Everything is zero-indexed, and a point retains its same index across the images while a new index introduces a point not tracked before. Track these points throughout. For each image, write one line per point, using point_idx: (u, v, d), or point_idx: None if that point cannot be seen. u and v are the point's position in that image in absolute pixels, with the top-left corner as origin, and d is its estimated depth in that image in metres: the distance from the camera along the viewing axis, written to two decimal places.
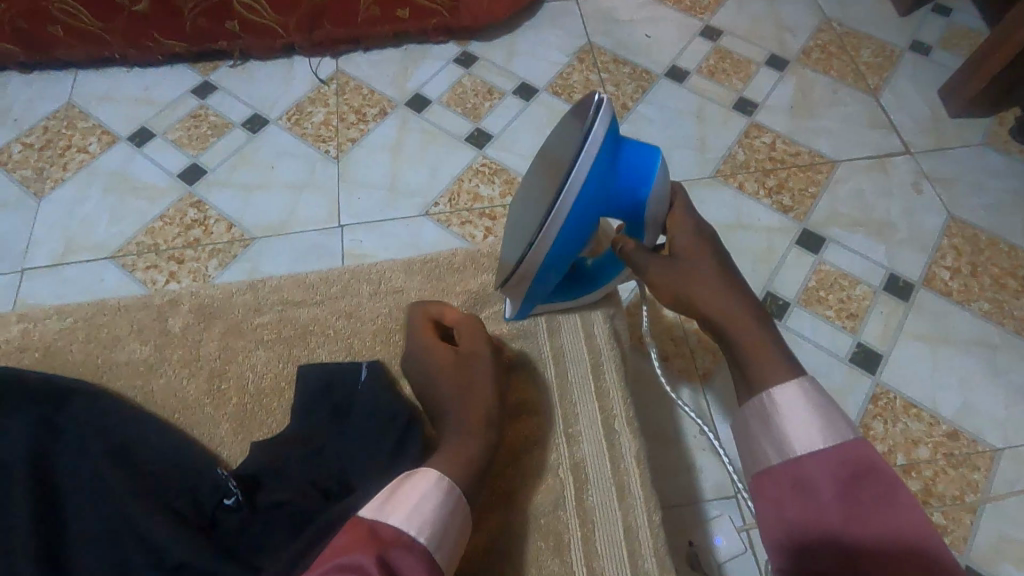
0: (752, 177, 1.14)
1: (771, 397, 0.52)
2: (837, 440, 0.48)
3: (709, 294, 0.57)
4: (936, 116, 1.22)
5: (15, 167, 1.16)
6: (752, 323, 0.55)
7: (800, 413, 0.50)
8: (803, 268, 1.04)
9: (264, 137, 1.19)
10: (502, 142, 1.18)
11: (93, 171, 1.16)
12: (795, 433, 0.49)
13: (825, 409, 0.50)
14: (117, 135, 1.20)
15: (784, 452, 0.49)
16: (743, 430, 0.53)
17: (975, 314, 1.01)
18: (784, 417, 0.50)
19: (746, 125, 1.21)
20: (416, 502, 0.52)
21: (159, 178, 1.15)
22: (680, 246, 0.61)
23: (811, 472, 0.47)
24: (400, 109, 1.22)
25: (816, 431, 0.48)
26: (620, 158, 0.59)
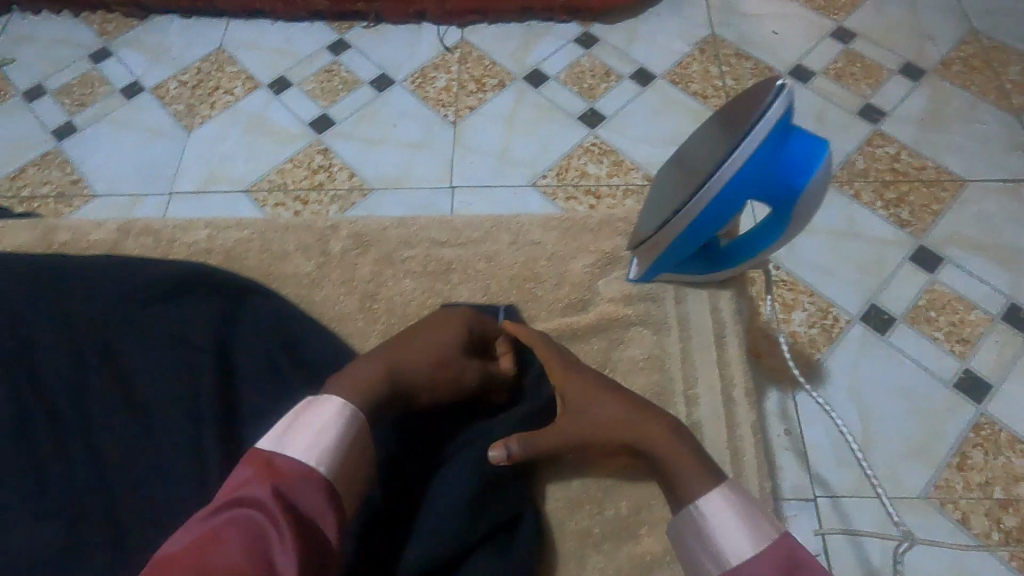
0: (871, 187, 1.10)
1: (697, 508, 0.55)
2: (763, 540, 0.52)
3: (602, 424, 0.62)
4: None
5: (171, 102, 1.29)
6: (663, 438, 0.60)
7: (728, 520, 0.54)
8: (914, 285, 1.01)
9: (389, 96, 1.26)
10: (615, 124, 1.20)
11: (236, 112, 1.27)
12: (728, 542, 0.53)
13: (747, 512, 0.54)
14: (260, 82, 1.30)
15: (719, 563, 0.53)
16: (679, 540, 0.57)
17: None
18: (715, 528, 0.54)
19: (870, 133, 1.16)
20: (313, 434, 0.54)
21: (292, 124, 1.24)
22: (569, 390, 0.64)
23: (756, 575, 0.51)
24: (518, 82, 1.26)
25: (744, 536, 0.52)
26: (788, 145, 0.54)
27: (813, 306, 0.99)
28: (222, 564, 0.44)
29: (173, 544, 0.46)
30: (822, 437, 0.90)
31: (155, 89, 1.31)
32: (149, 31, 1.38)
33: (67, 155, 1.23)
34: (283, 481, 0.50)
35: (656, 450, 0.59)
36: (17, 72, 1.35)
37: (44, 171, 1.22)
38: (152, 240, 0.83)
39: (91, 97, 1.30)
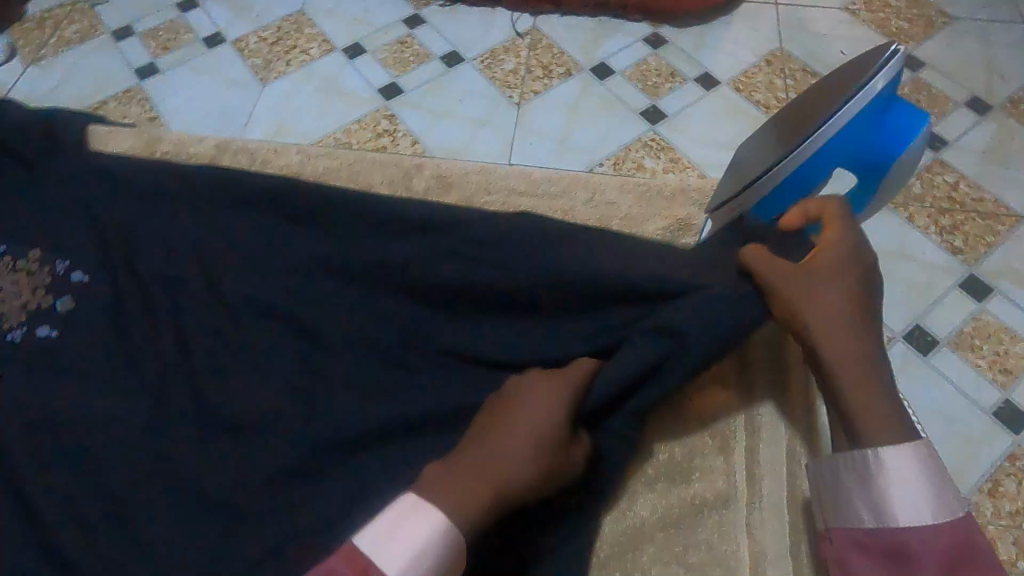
0: (925, 212, 1.11)
1: (878, 455, 0.47)
2: (946, 516, 0.46)
3: (837, 329, 0.49)
4: None
5: (249, 55, 1.34)
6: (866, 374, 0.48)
7: (910, 483, 0.46)
8: (961, 312, 1.01)
9: (458, 73, 1.30)
10: (675, 123, 1.22)
11: (310, 71, 1.31)
12: (901, 506, 0.46)
13: (937, 479, 0.46)
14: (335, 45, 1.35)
15: (879, 517, 0.47)
16: (832, 480, 0.50)
17: None
18: (890, 485, 0.46)
19: (931, 160, 1.16)
20: (417, 548, 0.43)
21: (362, 89, 1.28)
22: (822, 263, 0.50)
23: (917, 542, 0.45)
24: (584, 73, 1.29)
25: (925, 505, 0.45)
26: (887, 116, 0.56)
27: None
28: None
29: None
30: None
31: (236, 42, 1.36)
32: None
33: (148, 93, 1.29)
34: None
35: (860, 388, 0.48)
36: (108, 11, 1.42)
37: (125, 105, 1.28)
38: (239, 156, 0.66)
39: (175, 42, 1.36)
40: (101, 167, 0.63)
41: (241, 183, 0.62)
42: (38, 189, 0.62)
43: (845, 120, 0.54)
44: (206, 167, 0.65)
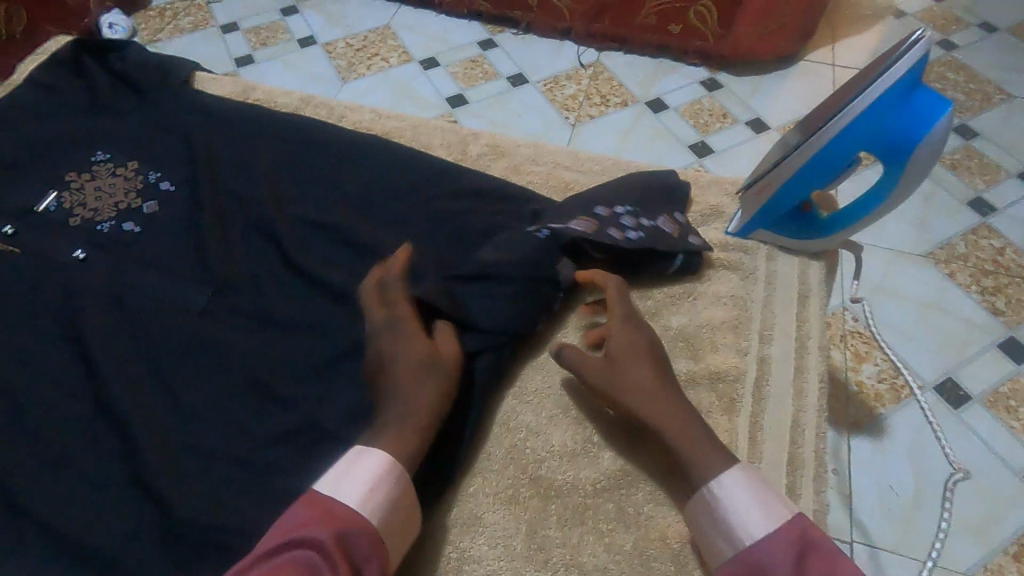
0: (967, 271, 1.10)
1: (711, 488, 0.50)
2: (778, 517, 0.47)
3: (645, 392, 0.54)
4: None
5: (335, 57, 1.47)
6: (682, 419, 0.53)
7: (741, 499, 0.48)
8: (997, 371, 0.98)
9: (521, 92, 1.39)
10: (722, 158, 1.27)
11: (387, 76, 1.43)
12: (739, 524, 0.48)
13: (763, 489, 0.49)
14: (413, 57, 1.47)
15: (733, 543, 0.48)
16: (695, 527, 0.51)
17: None
18: (726, 507, 0.49)
19: (977, 224, 1.16)
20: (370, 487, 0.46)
21: (432, 96, 1.39)
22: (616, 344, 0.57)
23: (763, 556, 0.46)
24: (639, 105, 1.36)
25: (756, 512, 0.48)
26: (902, 110, 0.50)
27: (885, 362, 0.98)
28: None
29: None
30: (870, 488, 0.88)
31: (326, 45, 1.50)
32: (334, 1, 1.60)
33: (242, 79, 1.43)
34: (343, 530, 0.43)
35: (678, 424, 0.53)
36: (221, 9, 1.59)
37: None
38: (324, 112, 0.73)
39: (273, 40, 1.51)
40: (204, 103, 0.72)
41: (319, 127, 0.69)
42: (147, 115, 0.71)
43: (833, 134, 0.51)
44: (290, 114, 0.73)
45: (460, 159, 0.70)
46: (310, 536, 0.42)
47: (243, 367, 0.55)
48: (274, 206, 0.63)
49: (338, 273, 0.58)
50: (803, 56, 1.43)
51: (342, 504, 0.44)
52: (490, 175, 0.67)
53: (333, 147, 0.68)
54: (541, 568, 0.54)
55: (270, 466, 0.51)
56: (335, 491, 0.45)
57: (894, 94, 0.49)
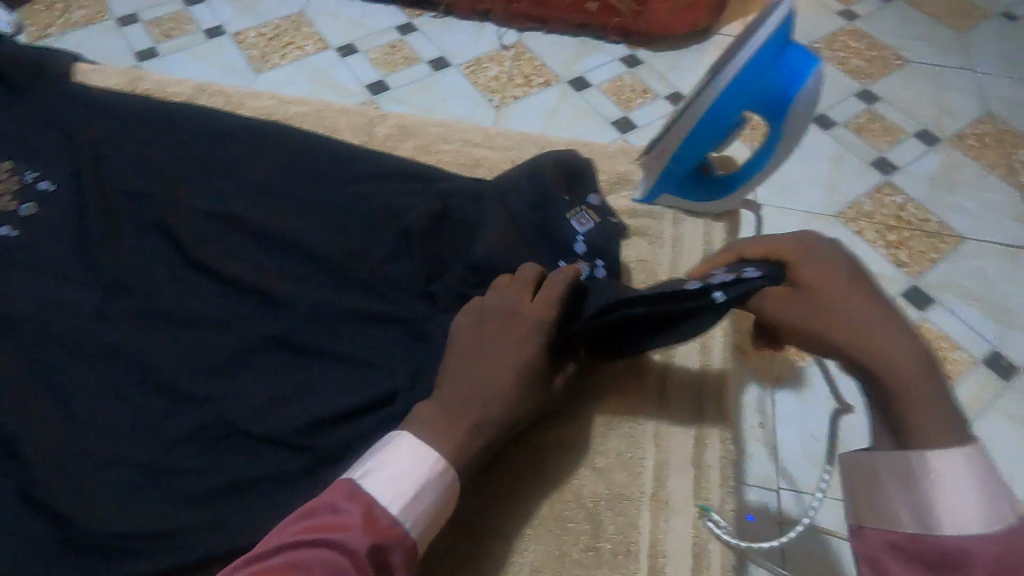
0: (874, 228, 1.17)
1: (923, 457, 0.41)
2: (995, 526, 0.39)
3: (856, 329, 0.45)
4: None
5: (247, 47, 1.41)
6: (907, 357, 0.44)
7: (956, 486, 0.40)
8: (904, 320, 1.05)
9: (444, 75, 1.37)
10: (645, 133, 1.29)
11: (303, 65, 1.38)
12: (942, 506, 0.40)
13: (990, 490, 0.40)
14: (330, 44, 1.42)
15: (921, 519, 0.41)
16: (868, 481, 0.44)
17: None
18: (933, 486, 0.41)
19: (881, 183, 1.23)
20: (417, 490, 0.44)
21: (352, 84, 1.35)
22: (808, 278, 0.48)
23: (955, 549, 0.39)
24: (562, 84, 1.37)
25: (972, 510, 0.39)
26: (775, 69, 0.52)
27: None
28: None
29: None
30: (795, 438, 0.92)
31: (236, 35, 1.43)
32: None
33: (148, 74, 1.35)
34: (386, 537, 0.42)
35: (866, 337, 0.45)
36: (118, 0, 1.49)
37: None
38: (221, 100, 0.70)
39: (177, 31, 1.43)
40: (84, 95, 0.67)
41: (215, 115, 0.66)
42: (21, 110, 0.66)
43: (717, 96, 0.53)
44: (185, 104, 0.69)
45: (368, 142, 0.68)
46: (349, 543, 0.40)
47: (139, 365, 0.52)
48: (169, 200, 0.59)
49: (241, 266, 0.56)
50: (717, 30, 1.47)
51: (383, 509, 0.43)
52: (399, 157, 0.66)
53: (230, 137, 0.64)
54: (467, 538, 0.58)
55: (173, 465, 0.48)
56: (373, 491, 0.44)
57: (768, 52, 0.51)
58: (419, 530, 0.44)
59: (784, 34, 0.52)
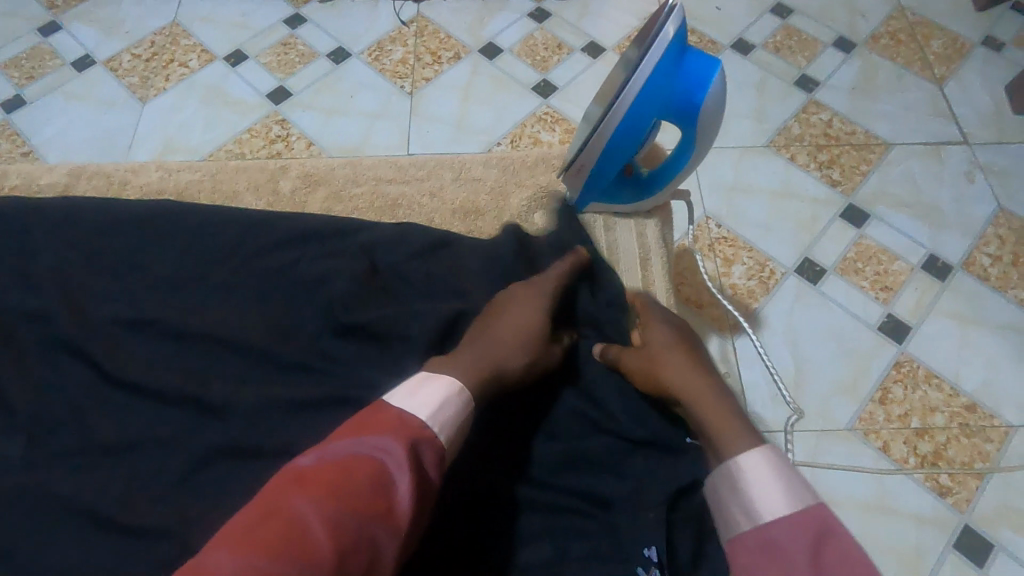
0: (805, 151, 1.17)
1: (735, 463, 0.49)
2: (796, 503, 0.45)
3: (675, 367, 0.58)
4: (1000, 110, 1.21)
5: (124, 74, 1.28)
6: (707, 391, 0.56)
7: (763, 478, 0.47)
8: (844, 240, 1.08)
9: (346, 68, 1.28)
10: (567, 94, 1.24)
11: (192, 84, 1.27)
12: (760, 497, 0.46)
13: (788, 475, 0.47)
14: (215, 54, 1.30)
15: (750, 516, 0.46)
16: (714, 496, 0.50)
17: (1011, 301, 1.03)
18: (749, 486, 0.47)
19: (806, 102, 1.23)
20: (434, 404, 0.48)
21: (250, 96, 1.25)
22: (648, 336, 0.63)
23: (777, 534, 0.44)
24: (473, 55, 1.29)
25: (779, 494, 0.46)
26: (682, 70, 0.52)
27: (751, 260, 1.06)
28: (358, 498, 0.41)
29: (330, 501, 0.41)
30: (760, 380, 0.95)
31: (109, 62, 1.30)
32: (102, 5, 1.37)
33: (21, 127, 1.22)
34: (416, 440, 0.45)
35: (707, 406, 0.54)
36: None
37: None
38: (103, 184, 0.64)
39: (40, 70, 1.29)
40: None
41: (101, 208, 0.61)
42: None
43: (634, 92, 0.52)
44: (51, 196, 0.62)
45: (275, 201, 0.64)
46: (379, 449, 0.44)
47: (80, 507, 0.49)
48: (74, 319, 0.55)
49: (171, 378, 0.53)
50: None
51: (415, 416, 0.47)
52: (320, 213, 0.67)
53: (126, 230, 0.60)
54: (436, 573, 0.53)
55: None
56: (403, 402, 0.48)
57: (673, 52, 0.51)
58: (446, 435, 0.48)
59: (682, 39, 0.52)
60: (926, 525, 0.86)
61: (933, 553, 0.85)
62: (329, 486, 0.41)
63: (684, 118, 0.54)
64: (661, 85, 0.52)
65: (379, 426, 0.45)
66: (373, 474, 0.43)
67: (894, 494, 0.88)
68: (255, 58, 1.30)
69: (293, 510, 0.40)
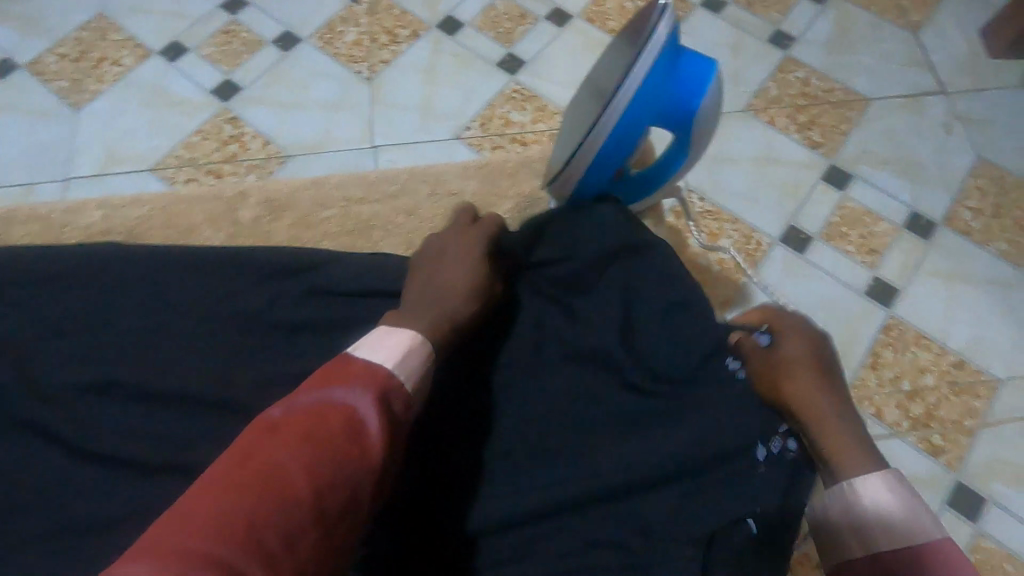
0: (784, 113, 1.14)
1: (852, 486, 0.58)
2: (915, 530, 0.55)
3: (807, 389, 0.63)
4: (975, 55, 1.19)
5: (51, 78, 1.17)
6: (832, 415, 0.62)
7: (885, 507, 0.56)
8: (828, 205, 1.06)
9: (297, 56, 1.19)
10: (536, 68, 1.18)
11: (129, 84, 1.16)
12: (878, 527, 0.56)
13: (908, 503, 0.56)
14: (151, 46, 1.20)
15: (864, 541, 0.56)
16: (823, 513, 0.60)
17: (992, 254, 1.03)
18: (869, 511, 0.57)
19: (782, 60, 1.19)
20: (402, 353, 0.58)
21: (195, 94, 1.15)
22: (786, 344, 0.66)
23: (889, 556, 0.55)
24: (432, 32, 1.21)
25: (897, 519, 0.56)
26: (679, 67, 0.66)
27: (737, 234, 1.03)
28: (334, 449, 0.47)
29: (308, 453, 0.46)
30: None
31: (32, 65, 1.18)
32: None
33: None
34: (387, 389, 0.54)
35: (828, 428, 0.61)
36: None
37: None
38: None
39: None
40: None
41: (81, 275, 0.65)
42: None
43: (642, 78, 0.64)
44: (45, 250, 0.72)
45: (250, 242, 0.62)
46: (352, 399, 0.51)
47: None
48: None
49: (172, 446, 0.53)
50: None
51: (380, 367, 0.55)
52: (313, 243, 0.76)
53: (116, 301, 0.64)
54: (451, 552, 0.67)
55: None
56: (368, 358, 0.56)
57: (669, 53, 0.66)
58: (409, 382, 0.57)
59: (674, 43, 0.66)
60: (923, 487, 0.89)
61: (928, 510, 0.88)
62: (304, 430, 0.48)
63: (685, 113, 0.68)
64: (655, 89, 0.66)
65: (346, 379, 0.52)
66: (345, 420, 0.50)
67: (891, 457, 0.90)
68: (196, 50, 1.20)
69: (274, 453, 0.46)
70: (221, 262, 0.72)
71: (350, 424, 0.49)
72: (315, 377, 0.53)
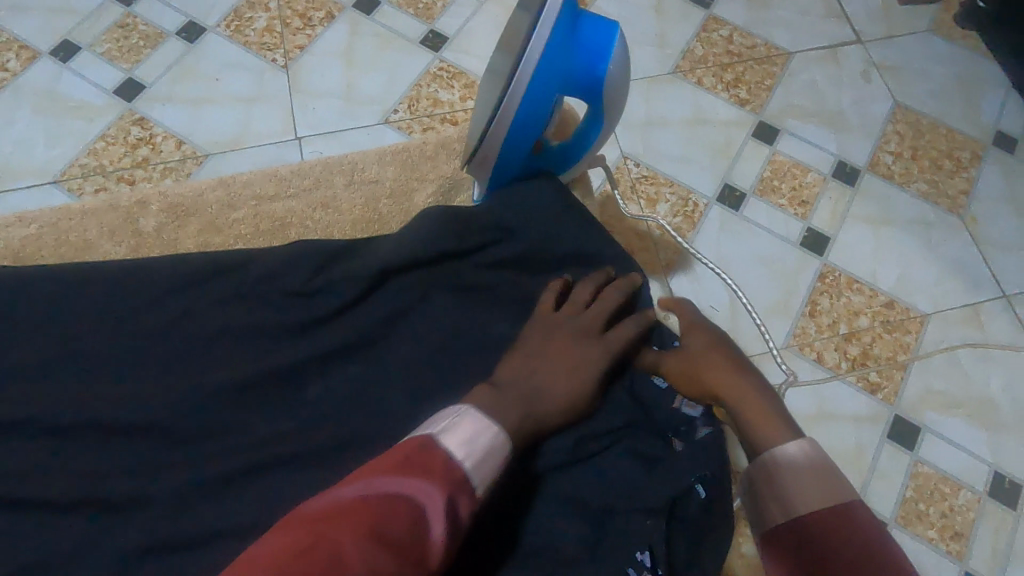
0: (710, 73, 1.14)
1: (773, 452, 0.56)
2: (831, 495, 0.52)
3: (721, 372, 0.64)
4: (887, 1, 1.22)
5: None
6: (746, 391, 0.62)
7: (801, 468, 0.54)
8: (758, 160, 1.08)
9: (204, 46, 1.11)
10: (460, 44, 1.14)
11: (17, 90, 1.06)
12: (795, 491, 0.53)
13: (822, 464, 0.54)
14: (43, 45, 1.10)
15: (785, 511, 0.53)
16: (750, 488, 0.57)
17: (914, 194, 1.08)
18: (784, 472, 0.54)
19: (705, 19, 1.19)
20: (477, 451, 0.51)
21: (94, 95, 1.07)
22: (694, 342, 0.68)
23: (809, 525, 0.51)
24: (348, 12, 1.15)
25: (811, 480, 0.53)
26: (579, 33, 0.63)
27: (674, 197, 1.04)
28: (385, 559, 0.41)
29: (357, 557, 0.41)
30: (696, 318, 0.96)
31: None
32: None
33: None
34: (459, 494, 0.48)
35: (748, 404, 0.61)
36: None
37: None
38: None
39: None
40: None
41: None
42: None
43: (540, 54, 0.61)
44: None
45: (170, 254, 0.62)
46: (422, 495, 0.46)
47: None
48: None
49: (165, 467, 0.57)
50: None
51: (459, 465, 0.49)
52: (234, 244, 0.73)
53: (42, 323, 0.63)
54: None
55: None
56: (453, 448, 0.50)
57: (567, 21, 0.62)
58: (479, 488, 0.50)
59: (573, 11, 0.63)
60: (864, 424, 0.93)
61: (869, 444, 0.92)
62: (371, 522, 0.43)
63: (593, 82, 0.65)
64: (558, 59, 0.62)
65: (428, 471, 0.47)
66: (413, 519, 0.44)
67: (832, 397, 0.94)
68: (90, 48, 1.10)
69: (338, 539, 0.42)
70: (130, 275, 0.68)
71: (412, 522, 0.44)
72: (398, 457, 0.49)
